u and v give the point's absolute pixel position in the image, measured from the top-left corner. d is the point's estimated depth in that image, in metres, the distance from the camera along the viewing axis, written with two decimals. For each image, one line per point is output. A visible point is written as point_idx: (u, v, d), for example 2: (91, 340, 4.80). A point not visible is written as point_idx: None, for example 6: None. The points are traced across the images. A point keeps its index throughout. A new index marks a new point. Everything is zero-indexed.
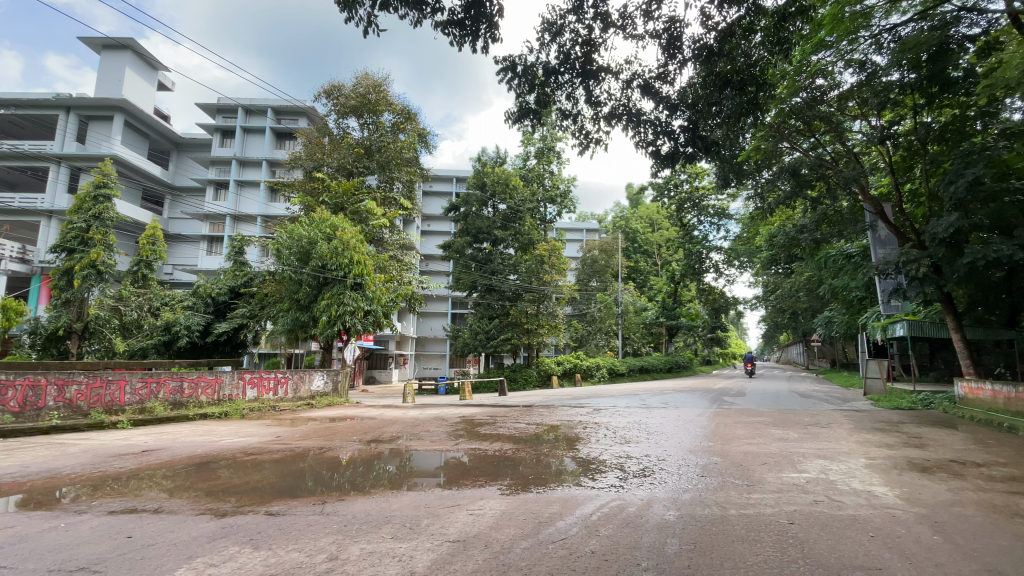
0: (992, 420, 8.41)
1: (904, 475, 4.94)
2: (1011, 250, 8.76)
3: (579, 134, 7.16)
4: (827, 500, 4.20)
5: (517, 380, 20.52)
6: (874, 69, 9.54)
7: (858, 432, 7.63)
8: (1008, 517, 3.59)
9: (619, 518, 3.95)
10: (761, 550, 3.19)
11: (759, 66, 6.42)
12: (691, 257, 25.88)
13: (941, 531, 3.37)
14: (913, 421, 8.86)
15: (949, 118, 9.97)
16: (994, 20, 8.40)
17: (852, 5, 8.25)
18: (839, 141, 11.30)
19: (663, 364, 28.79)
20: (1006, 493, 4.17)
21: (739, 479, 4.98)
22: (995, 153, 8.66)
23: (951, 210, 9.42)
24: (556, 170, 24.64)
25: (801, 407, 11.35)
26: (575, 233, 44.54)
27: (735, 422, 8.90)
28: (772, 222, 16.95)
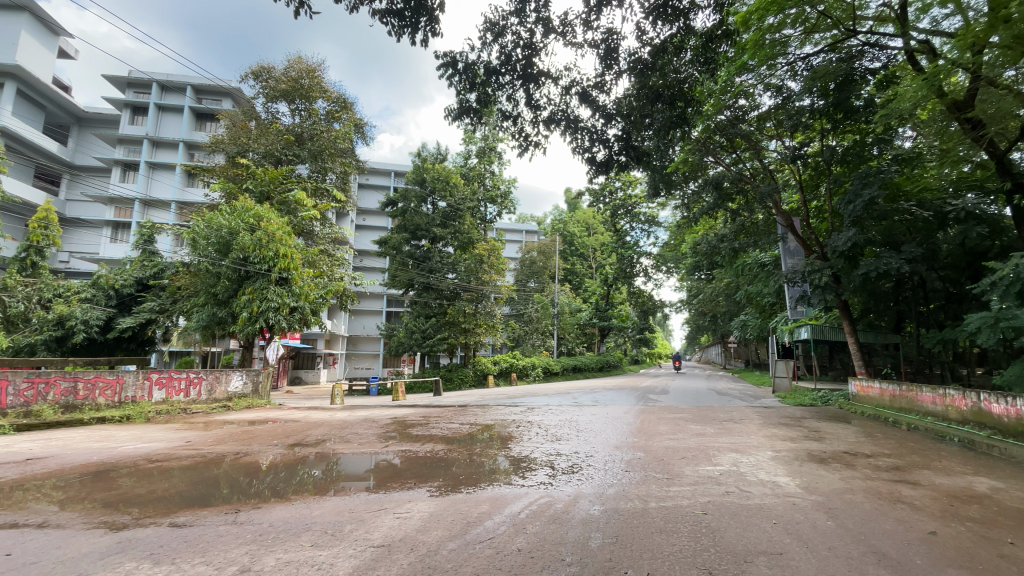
0: (879, 415, 9.45)
1: (805, 466, 5.43)
2: (899, 262, 9.84)
3: (519, 136, 7.22)
4: (737, 490, 4.53)
5: (453, 379, 20.27)
6: (789, 94, 10.49)
7: (766, 427, 8.29)
8: (889, 502, 4.04)
9: (546, 514, 4.02)
10: (677, 540, 3.37)
11: (689, 83, 6.78)
12: (624, 261, 27.08)
13: (833, 516, 3.74)
14: (813, 416, 9.76)
15: (851, 143, 10.98)
16: (892, 56, 9.46)
17: (772, 33, 8.98)
18: (757, 158, 12.20)
19: (595, 363, 29.69)
20: (888, 481, 4.70)
21: (660, 473, 5.25)
22: (887, 176, 9.70)
23: (850, 226, 10.45)
24: (496, 171, 24.77)
25: (718, 404, 12.13)
26: (514, 234, 45.09)
27: (659, 419, 9.36)
28: (697, 231, 18.01)
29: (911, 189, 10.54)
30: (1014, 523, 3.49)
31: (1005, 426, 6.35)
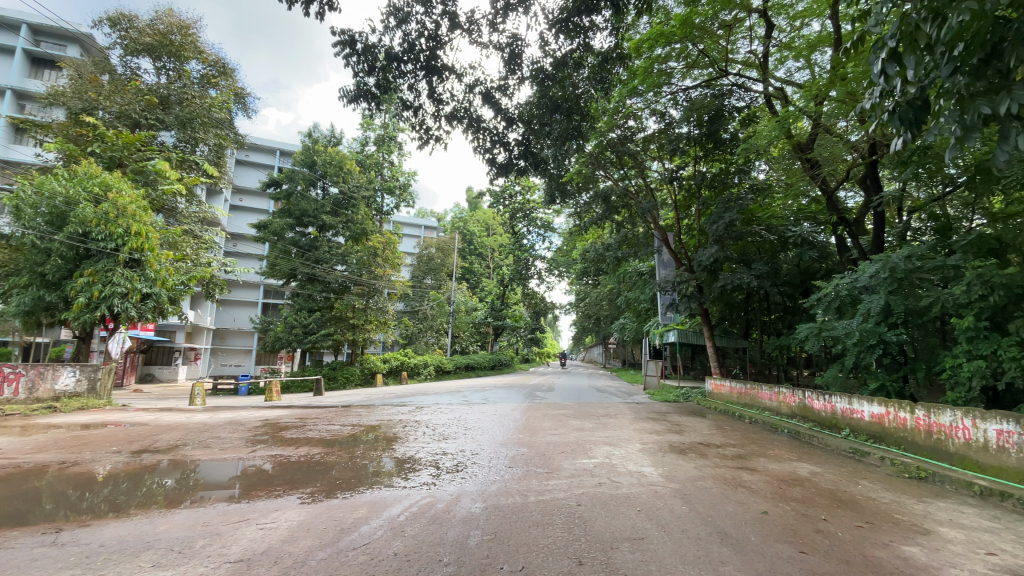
0: (729, 409, 10.83)
1: (666, 456, 6.02)
2: (750, 278, 11.32)
3: (419, 128, 7.04)
4: (608, 481, 4.87)
5: (337, 378, 19.14)
6: (671, 121, 11.59)
7: (637, 421, 9.06)
8: (732, 487, 4.63)
9: (426, 515, 3.96)
10: (551, 532, 3.52)
11: (584, 98, 7.10)
12: (519, 263, 27.84)
13: (687, 502, 4.18)
14: (676, 411, 10.87)
15: (717, 170, 12.37)
16: (753, 98, 10.95)
17: (659, 64, 9.96)
18: (641, 176, 13.24)
19: (488, 362, 30.04)
20: (732, 468, 5.39)
21: (540, 468, 5.47)
22: (743, 203, 11.10)
23: (713, 244, 11.84)
24: (395, 162, 24.08)
25: (597, 401, 12.96)
26: (412, 228, 44.23)
27: (543, 415, 9.75)
28: (586, 240, 19.10)
29: (762, 216, 12.16)
30: (824, 501, 4.19)
31: (822, 420, 7.60)
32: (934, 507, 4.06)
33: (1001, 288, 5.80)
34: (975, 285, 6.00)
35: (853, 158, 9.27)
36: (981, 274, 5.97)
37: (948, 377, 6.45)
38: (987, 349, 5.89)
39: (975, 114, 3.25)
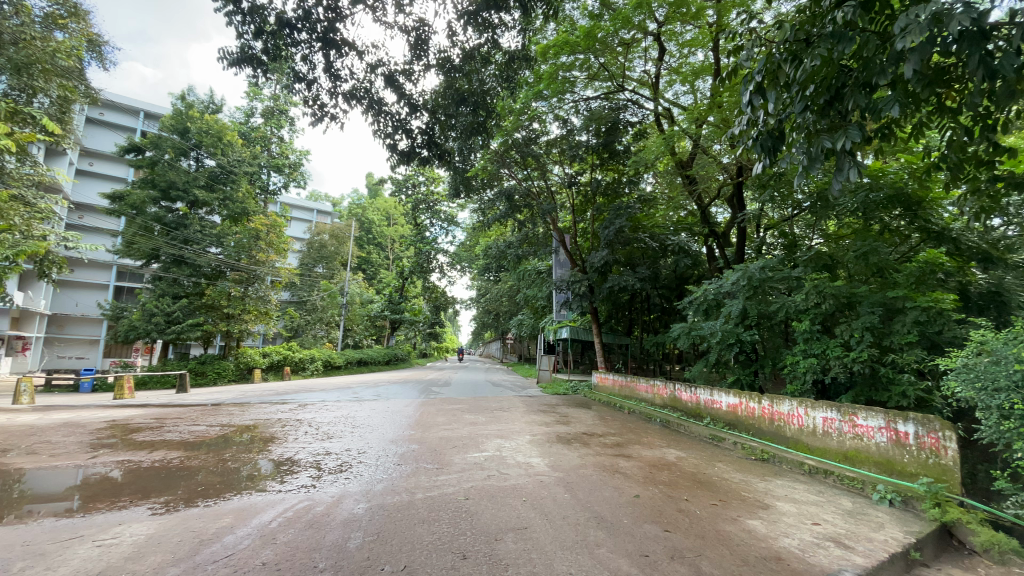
0: (611, 401, 11.60)
1: (553, 447, 6.29)
2: (634, 280, 12.28)
3: (313, 104, 6.53)
4: (497, 473, 4.96)
5: (207, 373, 17.19)
6: (572, 128, 12.11)
7: (527, 414, 9.36)
8: (610, 473, 4.97)
9: (302, 521, 3.69)
10: (437, 528, 3.48)
11: (491, 95, 7.11)
12: (421, 256, 27.12)
13: (569, 489, 4.40)
14: (564, 404, 11.43)
15: (611, 179, 13.16)
16: (645, 115, 11.88)
17: (564, 71, 10.37)
18: (543, 178, 13.63)
19: (382, 357, 28.93)
20: (611, 456, 5.79)
21: (430, 463, 5.39)
22: (631, 211, 12.00)
23: (604, 247, 12.64)
24: (285, 138, 22.26)
25: (491, 395, 13.17)
26: (303, 212, 41.26)
27: (436, 410, 9.65)
28: (489, 236, 19.28)
29: (647, 225, 13.18)
30: (687, 483, 4.67)
31: (688, 410, 8.46)
32: (773, 485, 4.71)
33: (831, 298, 6.88)
34: (812, 294, 7.05)
35: (724, 178, 10.45)
36: (818, 286, 7.04)
37: (789, 372, 7.54)
38: (819, 348, 6.97)
39: (819, 147, 3.79)
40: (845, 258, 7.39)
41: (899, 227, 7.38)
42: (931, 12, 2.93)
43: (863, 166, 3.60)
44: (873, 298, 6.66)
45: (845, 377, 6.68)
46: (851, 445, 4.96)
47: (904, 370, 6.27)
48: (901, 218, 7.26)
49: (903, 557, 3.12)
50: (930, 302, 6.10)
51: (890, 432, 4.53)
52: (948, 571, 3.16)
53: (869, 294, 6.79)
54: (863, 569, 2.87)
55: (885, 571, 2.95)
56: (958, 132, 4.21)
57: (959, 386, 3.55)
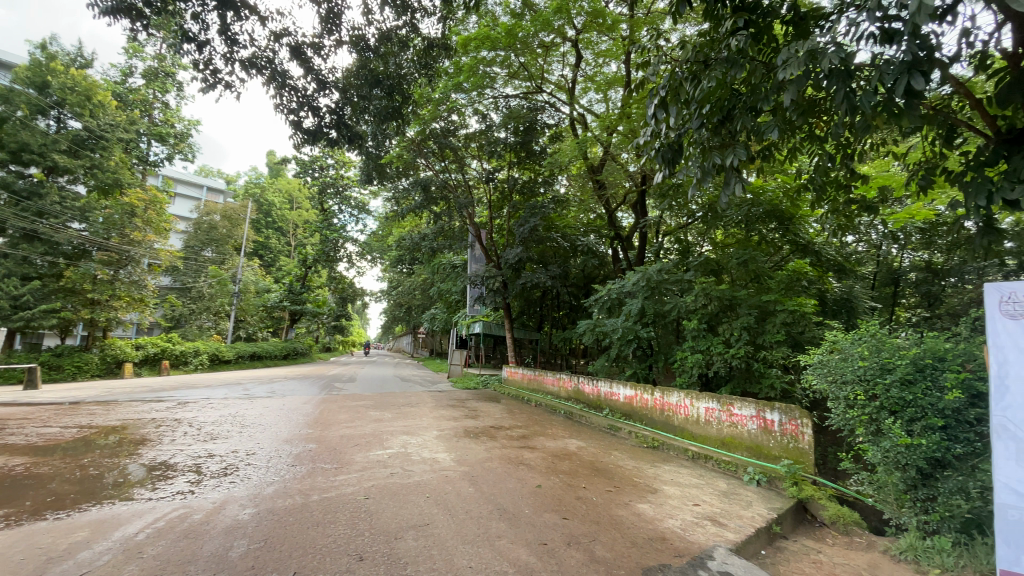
0: (520, 394, 11.84)
1: (460, 441, 6.27)
2: (546, 278, 12.57)
3: (204, 68, 5.87)
4: (400, 470, 4.83)
5: (64, 368, 14.84)
6: (491, 124, 12.15)
7: (435, 409, 9.25)
8: (514, 465, 5.07)
9: (177, 531, 3.31)
10: (332, 531, 3.31)
11: (408, 81, 6.87)
12: (327, 244, 25.56)
13: (474, 483, 4.42)
14: (473, 398, 11.45)
15: (527, 178, 13.36)
16: (562, 118, 12.25)
17: (484, 66, 10.36)
18: (460, 172, 13.43)
19: (281, 350, 26.90)
20: (516, 448, 5.90)
21: (328, 463, 5.11)
22: (545, 211, 12.35)
23: (519, 244, 12.82)
24: (170, 104, 19.91)
25: (398, 391, 12.81)
26: (191, 188, 37.22)
27: (338, 407, 9.19)
28: (403, 226, 18.75)
29: (560, 225, 13.55)
30: (586, 471, 4.89)
31: (590, 402, 8.90)
32: (661, 470, 5.10)
33: (716, 300, 7.61)
34: (701, 296, 7.74)
35: (629, 185, 11.04)
36: (706, 289, 7.75)
37: (679, 367, 8.21)
38: (705, 345, 7.67)
39: (711, 163, 4.15)
40: (729, 265, 8.22)
41: (774, 239, 8.35)
42: (808, 50, 3.33)
43: (747, 182, 4.00)
44: (750, 301, 7.47)
45: (725, 371, 7.44)
46: (727, 432, 5.51)
47: (774, 365, 7.11)
48: (776, 231, 8.20)
49: (766, 531, 3.54)
50: (795, 306, 6.97)
51: (760, 420, 5.09)
52: (801, 541, 3.64)
53: (748, 298, 7.59)
54: (733, 543, 3.21)
55: (752, 544, 3.31)
56: (824, 158, 4.85)
57: (816, 379, 4.07)
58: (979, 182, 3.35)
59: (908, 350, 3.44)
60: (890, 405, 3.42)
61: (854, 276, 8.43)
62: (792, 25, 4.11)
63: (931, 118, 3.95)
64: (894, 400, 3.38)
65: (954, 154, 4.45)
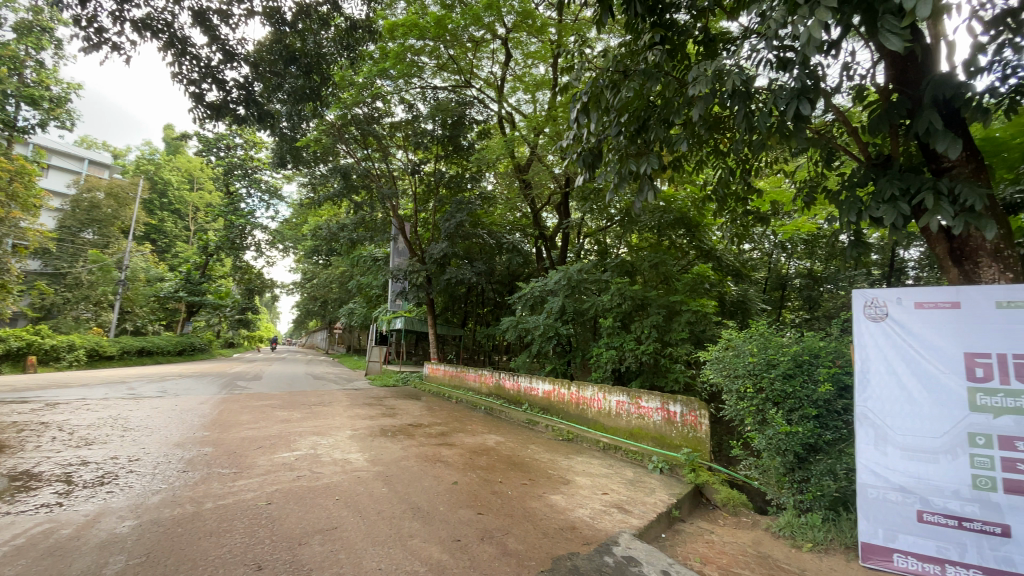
0: (440, 391, 11.70)
1: (375, 440, 6.07)
2: (470, 274, 12.38)
3: (87, 26, 5.14)
4: (308, 473, 4.58)
5: None
6: (417, 114, 11.85)
7: (350, 408, 8.86)
8: (431, 462, 5.00)
9: (36, 549, 2.88)
10: (229, 540, 3.06)
11: (328, 62, 6.49)
12: (232, 230, 23.52)
13: (388, 483, 4.29)
14: (392, 396, 11.11)
15: (454, 172, 13.19)
16: (490, 115, 12.29)
17: (411, 54, 10.11)
18: (384, 161, 12.87)
19: (176, 346, 24.34)
20: (433, 446, 5.82)
21: (227, 468, 4.71)
22: (471, 207, 12.28)
23: (444, 240, 12.59)
24: (47, 63, 17.27)
25: (311, 389, 12.11)
26: (66, 159, 32.58)
27: (241, 408, 8.51)
28: (321, 215, 17.77)
29: (486, 222, 13.39)
30: (502, 466, 4.95)
31: (510, 397, 9.00)
32: (574, 462, 5.28)
33: (630, 299, 8.04)
34: (616, 295, 8.15)
35: (554, 186, 11.32)
36: (621, 289, 8.17)
37: (595, 363, 8.56)
38: (618, 342, 8.05)
39: (627, 170, 4.35)
40: (642, 267, 8.72)
41: (682, 245, 8.99)
42: (716, 69, 3.59)
43: (658, 190, 4.25)
44: (660, 301, 7.95)
45: (636, 366, 7.88)
46: (635, 423, 5.83)
47: (678, 360, 7.66)
48: (684, 237, 8.85)
49: (667, 516, 3.79)
50: (699, 306, 7.60)
51: (664, 411, 5.44)
52: (696, 523, 3.95)
53: (657, 298, 8.06)
54: (637, 528, 3.40)
55: (653, 528, 3.53)
56: (725, 172, 5.30)
57: (713, 373, 4.42)
58: (850, 199, 3.72)
59: (790, 347, 3.85)
60: (774, 397, 3.79)
61: (749, 280, 9.26)
62: (704, 45, 4.43)
63: (815, 141, 4.43)
64: (778, 392, 3.75)
65: (832, 175, 5.03)
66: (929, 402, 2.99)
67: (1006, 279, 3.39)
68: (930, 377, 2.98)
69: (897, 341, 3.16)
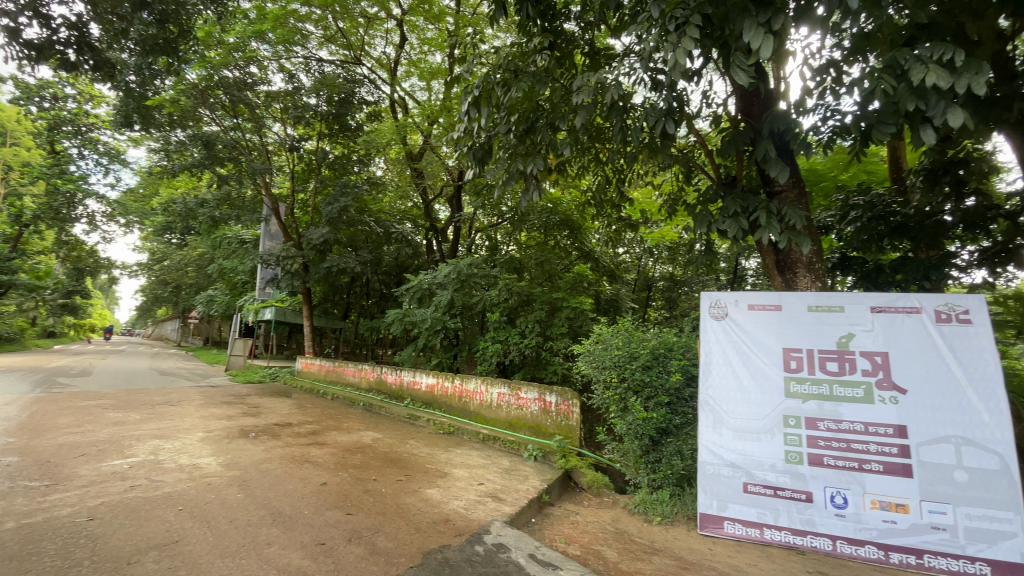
0: (314, 387, 10.98)
1: (232, 442, 5.47)
2: (353, 264, 11.72)
3: None
4: (145, 482, 3.98)
5: None
6: (299, 86, 10.91)
7: (205, 407, 7.88)
8: (298, 463, 4.66)
9: None
10: (31, 566, 2.54)
11: (189, 12, 5.63)
12: (56, 197, 19.56)
13: (245, 488, 3.90)
14: (258, 393, 10.12)
15: (340, 154, 12.35)
16: (382, 97, 11.79)
17: (294, 20, 9.38)
18: (257, 134, 11.59)
19: None
20: (301, 446, 5.43)
21: (34, 481, 3.91)
22: (358, 192, 11.66)
23: (325, 225, 11.78)
24: None
25: (156, 387, 10.54)
26: None
27: (59, 409, 7.10)
28: (176, 186, 15.53)
29: (373, 208, 12.67)
30: (377, 463, 4.78)
31: (391, 392, 8.71)
32: (452, 455, 5.30)
33: (516, 295, 8.30)
34: (504, 291, 8.37)
35: (447, 179, 11.23)
36: (508, 285, 8.39)
37: (480, 356, 8.67)
38: (504, 336, 8.27)
39: (514, 169, 4.45)
40: (529, 264, 9.05)
41: (565, 245, 9.48)
42: (599, 81, 3.83)
43: (542, 191, 4.42)
44: (544, 297, 8.29)
45: (519, 359, 8.18)
46: (514, 414, 6.01)
47: (557, 354, 8.07)
48: (567, 238, 9.42)
49: (537, 501, 3.97)
50: (578, 303, 8.10)
51: (541, 402, 5.67)
52: (564, 506, 4.19)
53: (542, 294, 8.40)
54: (508, 516, 3.52)
55: (524, 514, 3.68)
56: (602, 180, 5.70)
57: (585, 364, 4.71)
58: (703, 213, 4.22)
59: (649, 341, 4.26)
60: (635, 386, 4.15)
61: (621, 281, 10.05)
62: (589, 57, 4.72)
63: (679, 158, 4.95)
64: (638, 381, 4.11)
65: (690, 191, 5.67)
66: (756, 389, 3.53)
67: (815, 287, 4.11)
68: (758, 369, 3.53)
69: (733, 338, 3.68)
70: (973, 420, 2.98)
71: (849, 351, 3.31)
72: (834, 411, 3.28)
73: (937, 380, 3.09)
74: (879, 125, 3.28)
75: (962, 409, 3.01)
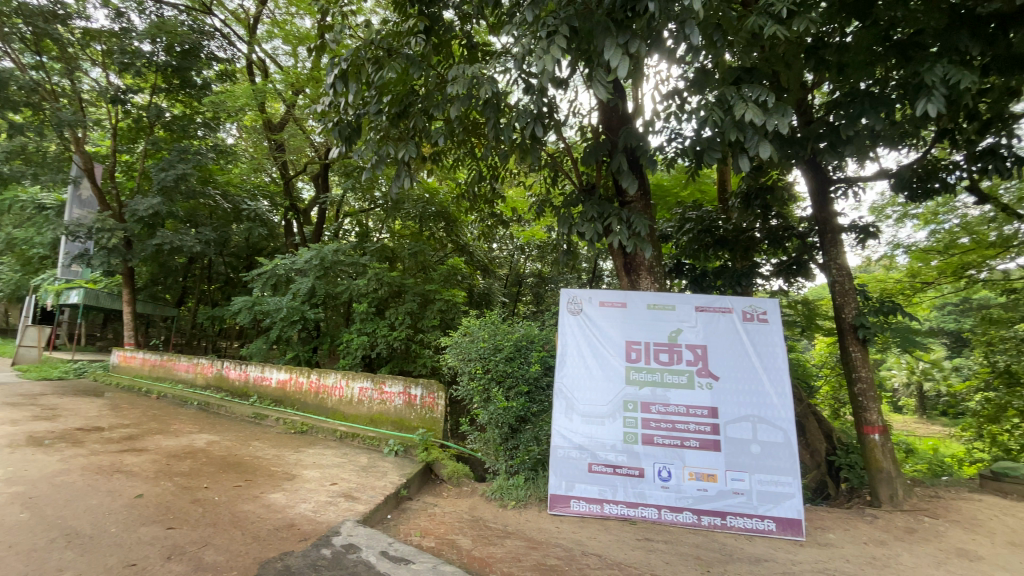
0: (133, 385, 9.36)
1: (14, 452, 4.44)
2: (191, 242, 10.19)
3: None
4: None
5: None
6: (128, 27, 9.21)
7: None
8: (107, 474, 3.95)
9: None
10: None
11: None
12: None
13: (29, 507, 3.20)
14: (55, 393, 8.33)
15: (179, 114, 10.54)
16: (236, 56, 10.47)
17: None
18: (65, 77, 9.47)
19: None
20: (113, 453, 4.61)
21: None
22: (202, 159, 10.21)
23: (155, 194, 10.07)
24: None
25: None
26: None
27: None
28: None
29: (219, 179, 11.16)
30: (212, 468, 4.26)
31: (235, 389, 7.81)
32: (304, 455, 4.94)
33: (386, 285, 8.01)
34: (373, 281, 8.00)
35: (312, 156, 10.48)
36: (378, 274, 8.03)
37: (343, 348, 8.21)
38: (371, 328, 7.95)
39: (384, 152, 4.26)
40: (402, 253, 8.76)
41: (439, 237, 9.38)
42: (474, 74, 3.84)
43: (413, 178, 4.31)
44: (415, 288, 8.14)
45: (387, 352, 7.95)
46: (376, 409, 5.80)
47: (427, 347, 8.02)
48: (442, 230, 9.33)
49: (394, 496, 3.90)
50: (450, 296, 8.05)
51: (405, 395, 5.55)
52: (422, 499, 4.17)
53: (413, 286, 8.22)
54: (361, 514, 3.39)
55: (379, 511, 3.59)
56: (475, 173, 5.75)
57: (450, 357, 4.71)
58: (565, 215, 4.48)
59: (513, 334, 4.44)
60: (498, 376, 4.29)
61: (493, 276, 10.26)
62: (466, 49, 4.72)
63: (548, 160, 5.21)
64: (501, 372, 4.27)
65: (557, 193, 5.98)
66: (602, 377, 3.87)
67: (654, 288, 4.65)
68: (605, 359, 3.88)
69: (585, 331, 3.99)
70: (765, 401, 3.64)
71: (677, 344, 3.81)
72: (663, 396, 3.74)
73: (741, 370, 3.71)
74: (709, 150, 3.78)
75: (757, 393, 3.66)
